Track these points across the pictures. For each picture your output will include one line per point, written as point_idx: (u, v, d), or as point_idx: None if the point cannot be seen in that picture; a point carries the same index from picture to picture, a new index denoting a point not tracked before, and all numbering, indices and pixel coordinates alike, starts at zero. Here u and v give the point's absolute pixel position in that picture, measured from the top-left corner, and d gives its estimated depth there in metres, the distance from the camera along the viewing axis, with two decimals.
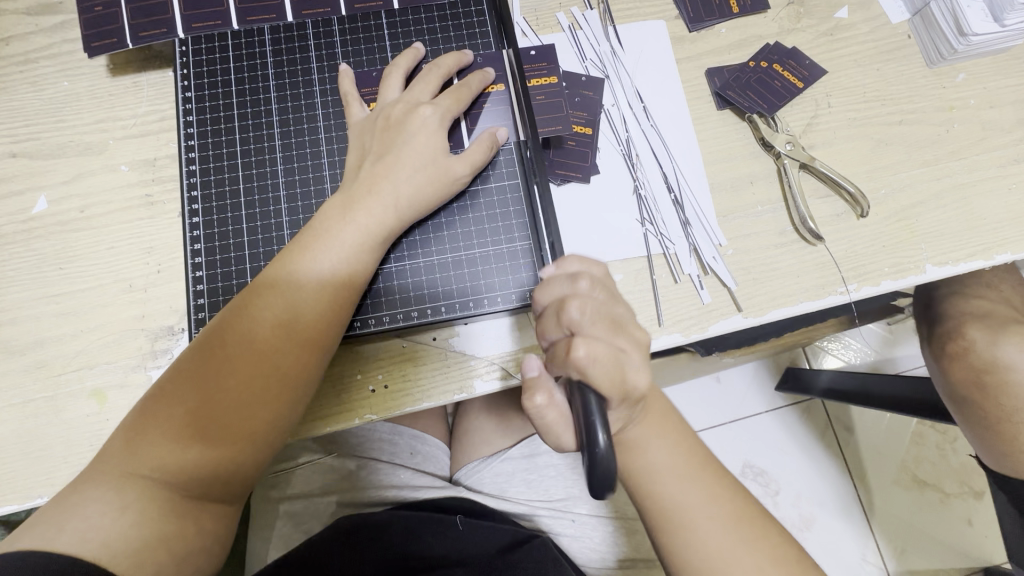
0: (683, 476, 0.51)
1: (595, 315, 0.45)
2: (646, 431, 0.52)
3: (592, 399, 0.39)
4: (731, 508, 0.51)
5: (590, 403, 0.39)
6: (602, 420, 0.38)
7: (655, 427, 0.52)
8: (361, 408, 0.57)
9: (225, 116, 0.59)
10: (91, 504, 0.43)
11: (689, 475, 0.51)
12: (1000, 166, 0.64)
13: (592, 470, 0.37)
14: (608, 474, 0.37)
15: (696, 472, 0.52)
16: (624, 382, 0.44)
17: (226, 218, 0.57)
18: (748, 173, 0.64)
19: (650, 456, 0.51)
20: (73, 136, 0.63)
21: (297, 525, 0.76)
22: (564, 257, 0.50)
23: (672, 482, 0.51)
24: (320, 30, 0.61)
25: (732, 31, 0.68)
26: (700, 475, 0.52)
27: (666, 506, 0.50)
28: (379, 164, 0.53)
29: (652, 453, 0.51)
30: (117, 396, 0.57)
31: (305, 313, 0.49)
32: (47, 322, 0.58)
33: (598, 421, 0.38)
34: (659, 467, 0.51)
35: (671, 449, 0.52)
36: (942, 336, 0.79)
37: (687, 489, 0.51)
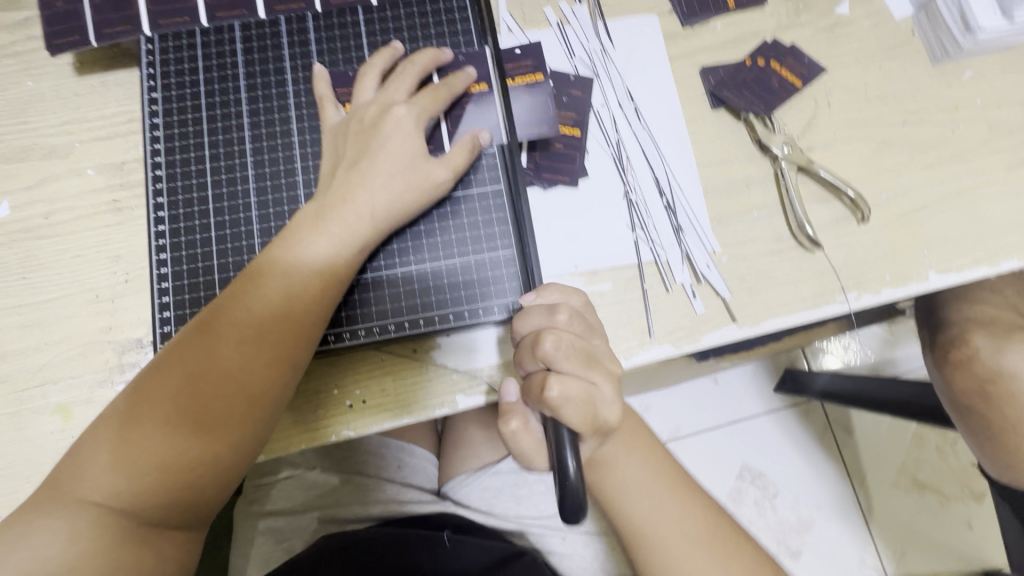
0: (655, 492, 0.52)
1: (570, 349, 0.44)
2: (618, 448, 0.52)
3: (565, 433, 0.42)
4: (701, 523, 0.52)
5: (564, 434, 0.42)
6: (573, 450, 0.41)
7: (626, 443, 0.52)
8: (337, 424, 0.54)
9: (193, 118, 0.56)
10: (40, 533, 0.41)
11: (661, 490, 0.52)
12: (1007, 169, 0.61)
13: (563, 498, 0.40)
14: (577, 502, 0.39)
15: (669, 485, 0.52)
16: (595, 418, 0.44)
17: (194, 226, 0.54)
18: (743, 176, 0.61)
19: (622, 472, 0.52)
20: (37, 139, 0.60)
21: (279, 543, 0.73)
22: (545, 284, 0.49)
23: (643, 499, 0.51)
24: (293, 27, 0.58)
25: (727, 27, 0.65)
26: (670, 488, 0.52)
27: (638, 523, 0.51)
28: (353, 170, 0.50)
29: (623, 470, 0.51)
30: (82, 412, 0.54)
31: (274, 328, 0.46)
32: (10, 335, 0.56)
33: (570, 450, 0.41)
34: (631, 484, 0.51)
35: (642, 466, 0.52)
36: (944, 343, 0.76)
37: (659, 505, 0.51)
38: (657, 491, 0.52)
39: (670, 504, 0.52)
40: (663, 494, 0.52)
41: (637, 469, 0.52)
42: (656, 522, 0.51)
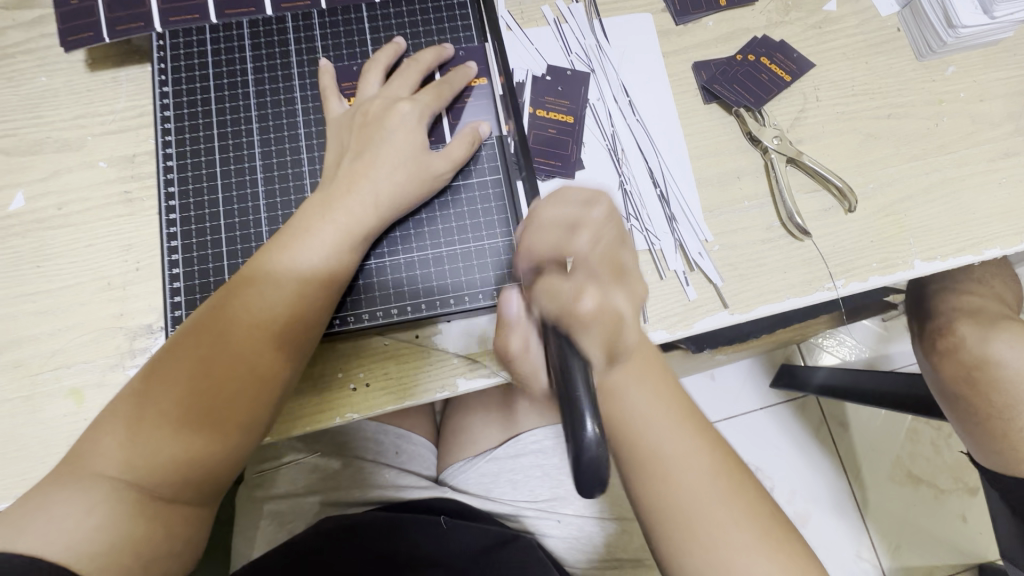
0: (663, 422, 0.48)
1: (605, 246, 0.45)
2: (625, 376, 0.48)
3: (578, 381, 0.34)
4: (713, 464, 0.48)
5: (577, 385, 0.33)
6: (590, 410, 0.32)
7: (634, 372, 0.48)
8: (341, 407, 0.56)
9: (203, 112, 0.58)
10: (59, 505, 0.43)
11: (669, 421, 0.48)
12: (989, 160, 0.64)
13: (580, 469, 0.32)
14: (598, 471, 0.32)
15: (679, 420, 0.49)
16: (613, 343, 0.41)
17: (203, 215, 0.56)
18: (734, 168, 0.63)
19: (627, 401, 0.48)
20: (51, 132, 0.62)
21: (281, 524, 0.75)
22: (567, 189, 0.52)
23: (654, 430, 0.48)
24: (299, 24, 0.61)
25: (719, 24, 0.67)
26: (679, 421, 0.49)
27: (644, 454, 0.47)
28: (358, 161, 0.52)
29: (629, 400, 0.47)
30: (95, 395, 0.56)
31: (276, 322, 0.48)
32: (24, 321, 0.58)
33: (587, 409, 0.32)
34: (638, 413, 0.47)
35: (652, 397, 0.48)
36: (931, 332, 0.79)
37: (667, 438, 0.48)
38: (660, 418, 0.48)
39: (674, 441, 0.48)
40: (668, 426, 0.48)
41: (641, 395, 0.48)
42: (655, 452, 0.47)
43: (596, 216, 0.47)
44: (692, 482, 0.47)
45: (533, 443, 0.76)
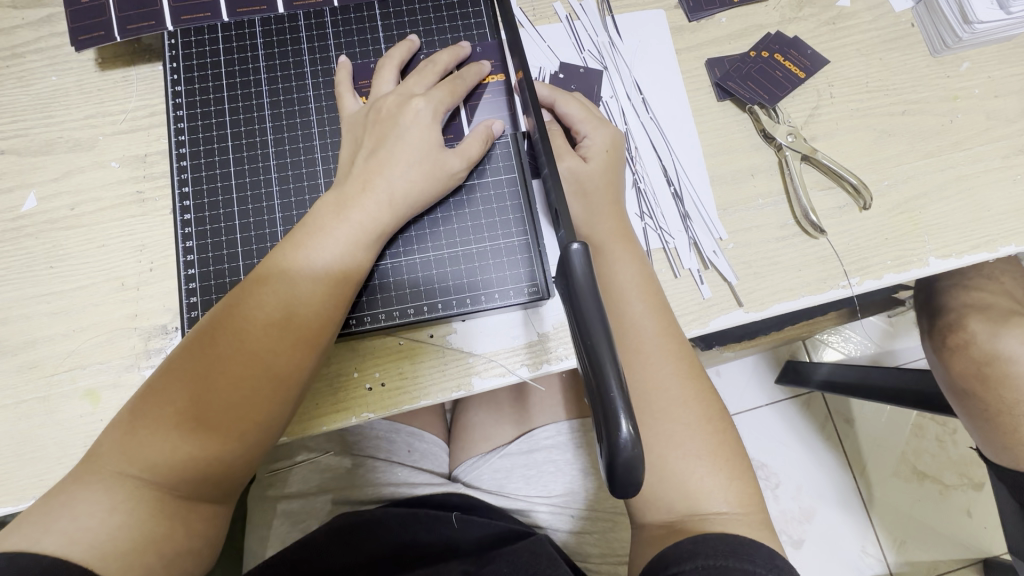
0: (648, 302, 0.55)
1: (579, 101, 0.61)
2: (617, 252, 0.56)
3: (609, 374, 0.31)
4: (682, 355, 0.55)
5: (610, 384, 0.31)
6: (626, 407, 0.31)
7: (625, 249, 0.57)
8: (357, 407, 0.56)
9: (216, 111, 0.58)
10: (82, 504, 0.43)
11: (652, 303, 0.55)
12: (1004, 157, 0.63)
13: (613, 468, 0.31)
14: (632, 473, 0.31)
15: (661, 308, 0.56)
16: (595, 117, 0.60)
17: (218, 215, 0.56)
18: (749, 166, 0.63)
19: (619, 274, 0.56)
20: (62, 132, 0.62)
21: (295, 524, 0.75)
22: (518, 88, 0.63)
23: (637, 302, 0.55)
24: (311, 22, 0.60)
25: (732, 21, 0.67)
26: (658, 306, 0.55)
27: (629, 326, 0.54)
28: (373, 158, 0.52)
29: (620, 271, 0.56)
30: (110, 396, 0.56)
31: (290, 321, 0.47)
32: (39, 322, 0.58)
33: (621, 407, 0.31)
34: (627, 286, 0.55)
35: (639, 273, 0.56)
36: (942, 328, 0.78)
37: (648, 315, 0.55)
38: (659, 336, 0.54)
39: (664, 362, 0.54)
40: (664, 349, 0.54)
41: (648, 314, 0.55)
42: (645, 360, 0.54)
43: (541, 86, 0.61)
44: (668, 396, 0.53)
45: (547, 438, 0.77)
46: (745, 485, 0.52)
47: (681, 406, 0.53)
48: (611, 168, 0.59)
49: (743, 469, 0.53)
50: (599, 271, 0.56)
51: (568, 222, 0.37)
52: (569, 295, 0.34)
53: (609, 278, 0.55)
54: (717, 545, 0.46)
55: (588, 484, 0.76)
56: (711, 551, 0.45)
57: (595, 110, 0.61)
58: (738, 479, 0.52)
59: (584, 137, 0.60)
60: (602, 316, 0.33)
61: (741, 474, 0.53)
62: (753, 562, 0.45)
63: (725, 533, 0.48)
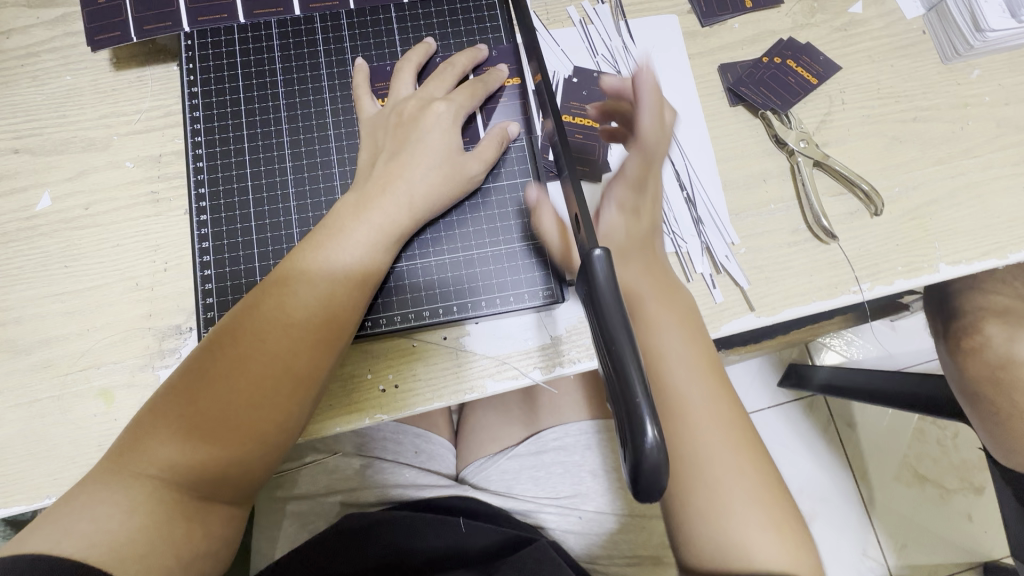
0: (694, 368, 0.54)
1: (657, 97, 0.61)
2: (662, 318, 0.55)
3: (633, 377, 0.31)
4: (730, 417, 0.53)
5: (636, 390, 0.31)
6: (651, 413, 0.31)
7: (670, 315, 0.55)
8: (371, 409, 0.56)
9: (232, 112, 0.58)
10: (100, 506, 0.43)
11: (697, 366, 0.54)
12: (1014, 164, 0.64)
13: (638, 474, 0.31)
14: (656, 478, 0.31)
15: (707, 372, 0.54)
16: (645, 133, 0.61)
17: (234, 216, 0.56)
18: (761, 171, 0.63)
19: (664, 340, 0.54)
20: (77, 131, 0.62)
21: (304, 525, 0.76)
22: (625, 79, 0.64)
23: (682, 367, 0.54)
24: (328, 24, 0.60)
25: (745, 26, 0.67)
26: (705, 371, 0.54)
27: (674, 390, 0.53)
28: (392, 162, 0.52)
29: (665, 337, 0.54)
30: (124, 396, 0.56)
31: (310, 322, 0.48)
32: (53, 321, 0.58)
33: (647, 413, 0.31)
34: (672, 353, 0.54)
35: (685, 340, 0.55)
36: (957, 331, 0.78)
37: (694, 380, 0.54)
38: (696, 371, 0.54)
39: (710, 418, 0.53)
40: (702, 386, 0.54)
41: (694, 378, 0.54)
42: (693, 425, 0.52)
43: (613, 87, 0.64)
44: (721, 466, 0.51)
45: (556, 440, 0.77)
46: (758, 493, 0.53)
47: (735, 476, 0.51)
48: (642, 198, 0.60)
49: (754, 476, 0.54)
50: (644, 335, 0.55)
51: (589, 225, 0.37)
52: (591, 298, 0.35)
53: (654, 345, 0.54)
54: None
55: (598, 485, 0.76)
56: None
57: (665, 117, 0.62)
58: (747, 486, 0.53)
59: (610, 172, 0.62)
60: (625, 324, 0.33)
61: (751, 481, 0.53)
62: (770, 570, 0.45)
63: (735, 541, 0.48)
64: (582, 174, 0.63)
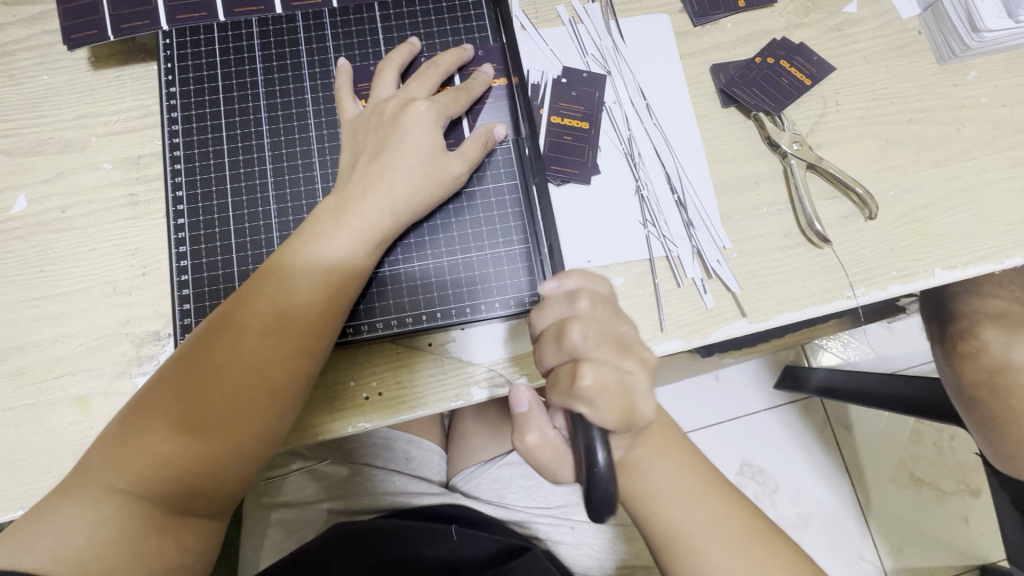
0: (688, 494, 0.49)
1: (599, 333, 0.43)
2: (647, 450, 0.50)
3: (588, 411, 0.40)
4: (740, 529, 0.49)
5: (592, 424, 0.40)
6: (602, 442, 0.39)
7: (655, 445, 0.50)
8: (354, 417, 0.55)
9: (212, 113, 0.57)
10: (67, 519, 0.42)
11: (690, 489, 0.50)
12: (1011, 167, 0.63)
13: (591, 496, 0.38)
14: (606, 494, 0.38)
15: (704, 490, 0.50)
16: (630, 409, 0.42)
17: (213, 220, 0.55)
18: (754, 173, 0.62)
19: (653, 474, 0.49)
20: (54, 132, 0.61)
21: (290, 533, 0.74)
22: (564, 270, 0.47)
23: (675, 503, 0.49)
24: (310, 23, 0.59)
25: (738, 26, 0.66)
26: (705, 491, 0.50)
27: (673, 528, 0.49)
28: (374, 165, 0.51)
29: (652, 473, 0.49)
30: (100, 404, 0.55)
31: (289, 331, 0.46)
32: (28, 327, 0.56)
33: (597, 443, 0.39)
34: (662, 488, 0.49)
35: (674, 468, 0.50)
36: (953, 335, 0.77)
37: (691, 509, 0.49)
38: (676, 474, 0.50)
39: (722, 541, 0.48)
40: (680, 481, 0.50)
41: (692, 506, 0.49)
42: (705, 560, 0.48)
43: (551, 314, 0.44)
44: None
45: None
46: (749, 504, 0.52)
47: None
48: (597, 344, 0.42)
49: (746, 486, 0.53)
50: (630, 474, 0.49)
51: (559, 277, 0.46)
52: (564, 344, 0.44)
53: (645, 490, 0.49)
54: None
55: None
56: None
57: (619, 331, 0.44)
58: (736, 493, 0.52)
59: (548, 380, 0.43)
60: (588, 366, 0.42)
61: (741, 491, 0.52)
62: None
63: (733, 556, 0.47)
64: (570, 177, 0.62)
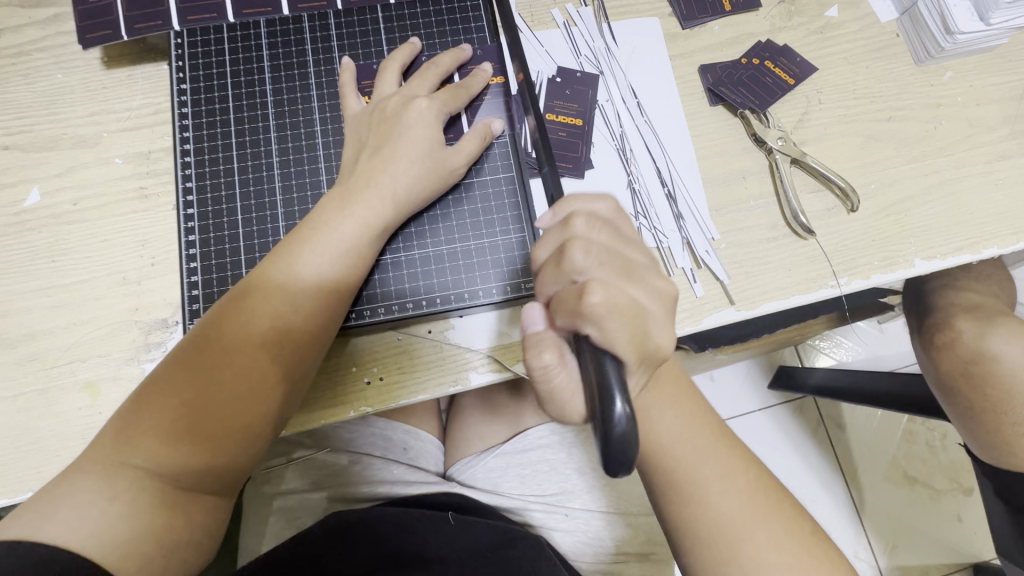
0: (694, 441, 0.51)
1: (601, 254, 0.40)
2: (657, 400, 0.52)
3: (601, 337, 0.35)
4: (745, 480, 0.51)
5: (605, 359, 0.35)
6: (622, 390, 0.33)
7: (664, 396, 0.52)
8: (356, 401, 0.57)
9: (220, 108, 0.59)
10: (83, 494, 0.43)
11: (696, 439, 0.52)
12: (986, 162, 0.65)
13: (607, 444, 0.32)
14: (626, 451, 0.32)
15: (710, 441, 0.52)
16: (643, 336, 0.38)
17: (221, 210, 0.57)
18: (740, 168, 0.65)
19: (661, 423, 0.51)
20: (67, 128, 0.63)
21: (291, 521, 0.75)
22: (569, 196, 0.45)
23: (681, 449, 0.51)
24: (315, 24, 0.62)
25: (724, 29, 0.69)
26: (712, 444, 0.52)
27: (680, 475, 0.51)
28: (376, 156, 0.53)
29: (661, 421, 0.51)
30: (110, 389, 0.57)
31: (297, 317, 0.49)
32: (39, 315, 0.58)
33: (615, 388, 0.33)
34: (668, 435, 0.51)
35: (682, 419, 0.52)
36: (930, 327, 0.80)
37: (697, 456, 0.51)
38: (684, 421, 0.52)
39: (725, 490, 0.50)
40: (685, 434, 0.52)
41: (699, 455, 0.51)
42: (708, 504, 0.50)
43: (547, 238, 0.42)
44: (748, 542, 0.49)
45: (542, 437, 0.78)
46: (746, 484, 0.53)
47: (766, 552, 0.48)
48: (599, 250, 0.39)
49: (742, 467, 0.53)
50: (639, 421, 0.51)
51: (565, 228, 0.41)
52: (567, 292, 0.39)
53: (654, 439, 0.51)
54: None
55: (584, 483, 0.77)
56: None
57: (625, 253, 0.41)
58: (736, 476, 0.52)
59: (572, 293, 0.37)
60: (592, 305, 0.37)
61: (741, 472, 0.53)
62: None
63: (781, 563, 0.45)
64: (565, 171, 0.64)
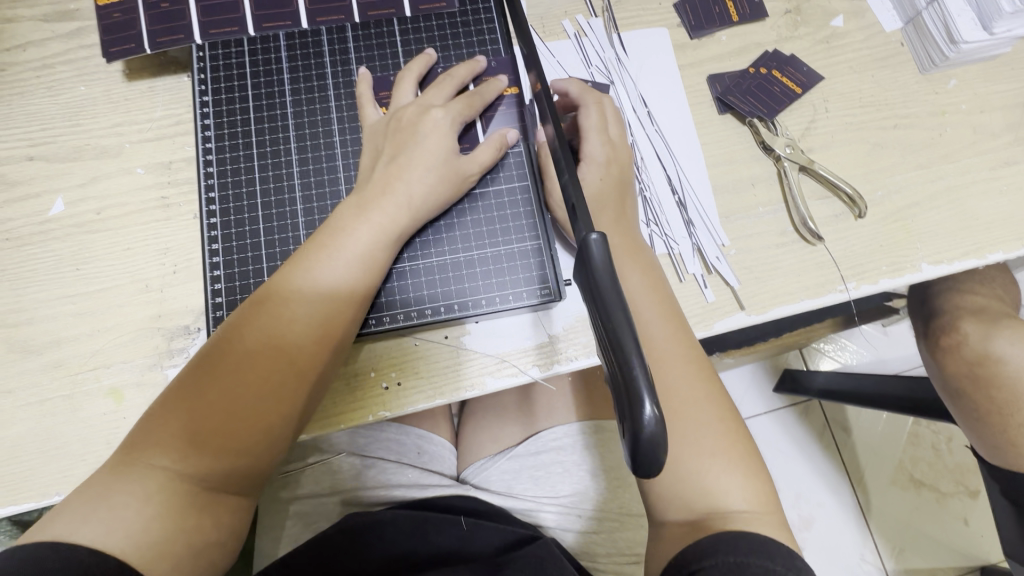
0: (655, 305, 0.57)
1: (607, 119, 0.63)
2: (625, 262, 0.58)
3: (626, 334, 0.33)
4: (698, 365, 0.56)
5: (632, 361, 0.32)
6: (649, 391, 0.32)
7: (631, 261, 0.59)
8: (375, 405, 0.58)
9: (242, 120, 0.61)
10: (117, 495, 0.44)
11: (657, 307, 0.57)
12: (991, 168, 0.67)
13: (637, 447, 0.32)
14: (655, 452, 0.32)
15: (669, 314, 0.57)
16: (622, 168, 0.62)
17: (243, 219, 0.58)
18: (749, 175, 0.66)
19: (629, 282, 0.58)
20: (90, 139, 0.64)
21: (307, 524, 0.77)
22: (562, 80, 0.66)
23: (647, 310, 0.57)
24: (334, 37, 0.63)
25: (732, 39, 0.71)
26: (670, 316, 0.57)
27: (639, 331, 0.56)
28: (392, 165, 0.54)
29: (629, 281, 0.57)
30: (134, 394, 0.58)
31: (315, 320, 0.50)
32: (64, 322, 0.59)
33: (644, 390, 0.32)
34: (635, 292, 0.57)
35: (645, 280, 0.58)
36: (937, 330, 0.81)
37: (657, 321, 0.56)
38: (646, 286, 0.58)
39: (676, 358, 0.55)
40: (654, 304, 0.57)
41: (658, 320, 0.57)
42: (660, 362, 0.55)
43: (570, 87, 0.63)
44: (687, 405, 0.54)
45: (555, 439, 0.79)
46: (761, 486, 0.53)
47: (706, 430, 0.53)
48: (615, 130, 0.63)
49: (757, 470, 0.54)
50: None
51: (585, 214, 0.38)
52: (588, 282, 0.36)
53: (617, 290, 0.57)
54: (737, 542, 0.46)
55: (596, 486, 0.77)
56: (744, 550, 0.46)
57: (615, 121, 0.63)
58: (752, 478, 0.53)
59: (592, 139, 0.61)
60: (620, 298, 0.35)
61: (754, 474, 0.53)
62: (773, 559, 0.45)
63: (745, 530, 0.48)
64: None
